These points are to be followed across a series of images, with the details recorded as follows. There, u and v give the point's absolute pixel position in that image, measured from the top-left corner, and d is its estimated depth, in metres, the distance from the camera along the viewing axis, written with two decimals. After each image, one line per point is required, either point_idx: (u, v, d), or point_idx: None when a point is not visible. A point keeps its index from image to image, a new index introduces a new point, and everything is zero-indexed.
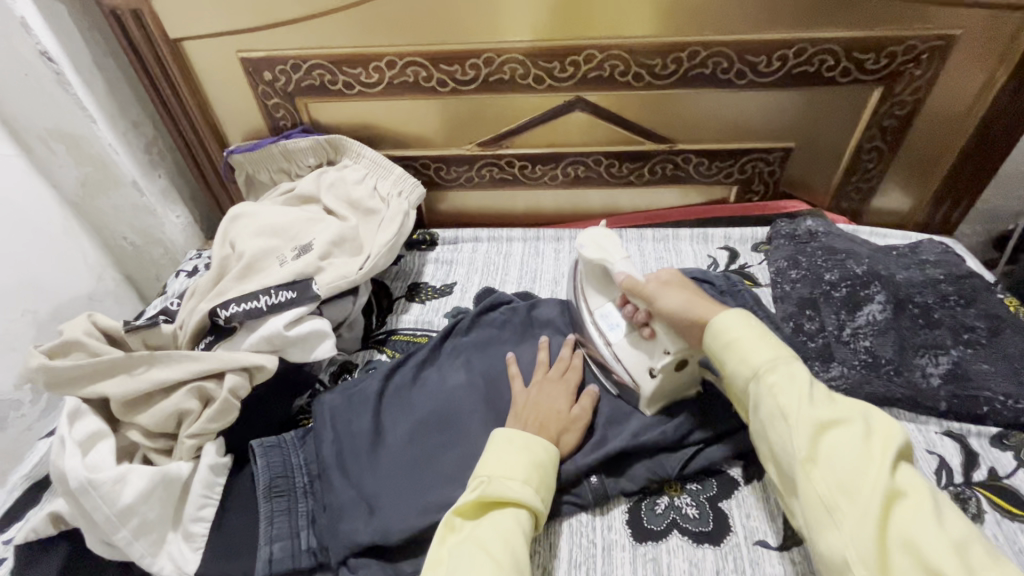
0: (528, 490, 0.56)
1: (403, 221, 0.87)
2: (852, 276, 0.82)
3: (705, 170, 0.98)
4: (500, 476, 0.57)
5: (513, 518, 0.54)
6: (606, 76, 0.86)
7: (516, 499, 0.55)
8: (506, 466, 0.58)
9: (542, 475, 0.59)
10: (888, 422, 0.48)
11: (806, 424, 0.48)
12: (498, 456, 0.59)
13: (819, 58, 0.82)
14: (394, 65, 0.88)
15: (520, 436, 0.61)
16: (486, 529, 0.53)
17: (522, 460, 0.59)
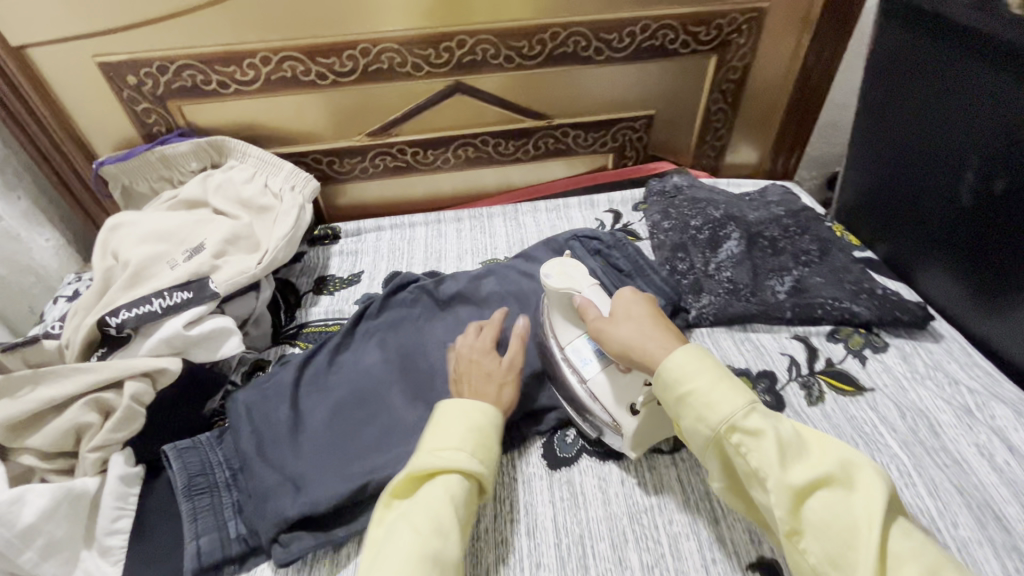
0: (463, 456, 0.55)
1: (299, 214, 0.88)
2: (712, 220, 0.95)
3: (583, 141, 1.07)
4: (433, 448, 0.56)
5: (445, 484, 0.54)
6: (480, 60, 0.92)
7: (448, 464, 0.54)
8: (444, 435, 0.57)
9: (483, 440, 0.58)
10: (875, 476, 0.45)
11: (747, 409, 0.50)
12: (437, 428, 0.58)
13: (662, 33, 0.93)
14: (269, 61, 0.88)
15: (463, 402, 0.60)
16: (413, 502, 0.53)
17: (460, 428, 0.58)
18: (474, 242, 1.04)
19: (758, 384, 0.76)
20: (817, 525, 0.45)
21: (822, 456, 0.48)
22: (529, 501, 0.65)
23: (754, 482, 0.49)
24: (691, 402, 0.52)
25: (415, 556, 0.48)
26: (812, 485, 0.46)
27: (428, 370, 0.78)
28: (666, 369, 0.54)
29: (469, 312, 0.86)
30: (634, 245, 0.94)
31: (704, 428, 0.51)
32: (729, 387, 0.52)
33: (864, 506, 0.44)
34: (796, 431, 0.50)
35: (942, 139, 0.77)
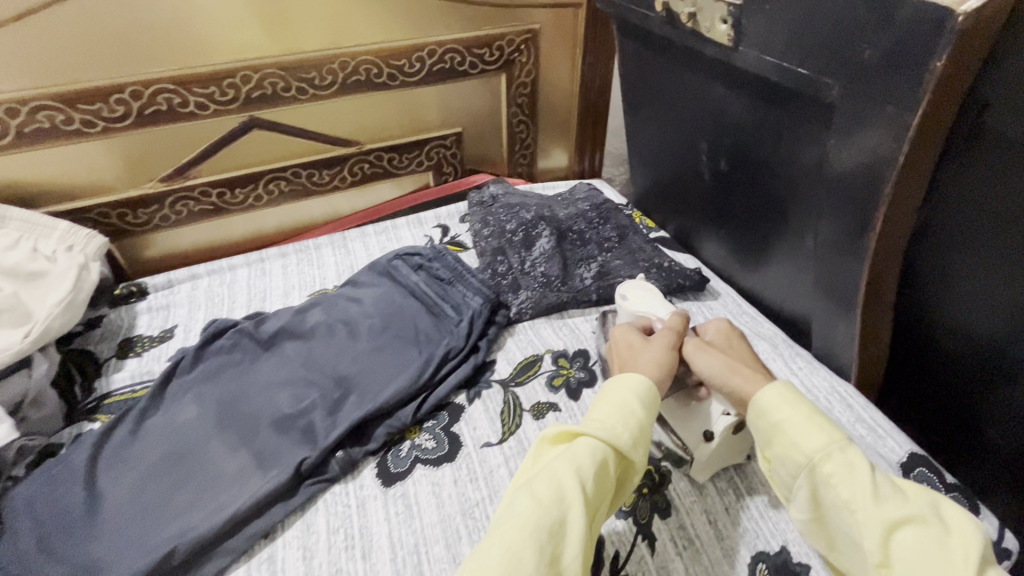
0: (607, 428, 0.54)
1: (81, 276, 0.81)
2: (525, 222, 1.03)
3: (399, 163, 1.10)
4: (592, 414, 0.56)
5: (585, 453, 0.52)
6: (270, 93, 0.92)
7: (589, 434, 0.54)
8: (606, 405, 0.57)
9: (639, 423, 0.55)
10: (965, 518, 0.46)
11: (841, 442, 0.51)
12: (603, 399, 0.58)
13: (449, 56, 1.01)
14: (18, 112, 0.80)
15: (630, 376, 0.59)
16: (547, 467, 0.52)
17: (618, 403, 0.57)
18: (301, 276, 1.01)
19: (574, 364, 0.84)
20: (908, 562, 0.44)
21: (919, 497, 0.48)
22: (364, 523, 0.65)
23: (844, 515, 0.49)
24: (784, 429, 0.53)
25: (525, 526, 0.47)
26: (904, 522, 0.46)
27: (251, 414, 0.75)
28: (758, 399, 0.56)
29: (295, 348, 0.84)
30: (454, 253, 1.00)
31: (795, 453, 0.52)
32: (819, 421, 0.53)
33: (959, 548, 0.44)
34: (889, 473, 0.50)
35: (682, 123, 0.91)
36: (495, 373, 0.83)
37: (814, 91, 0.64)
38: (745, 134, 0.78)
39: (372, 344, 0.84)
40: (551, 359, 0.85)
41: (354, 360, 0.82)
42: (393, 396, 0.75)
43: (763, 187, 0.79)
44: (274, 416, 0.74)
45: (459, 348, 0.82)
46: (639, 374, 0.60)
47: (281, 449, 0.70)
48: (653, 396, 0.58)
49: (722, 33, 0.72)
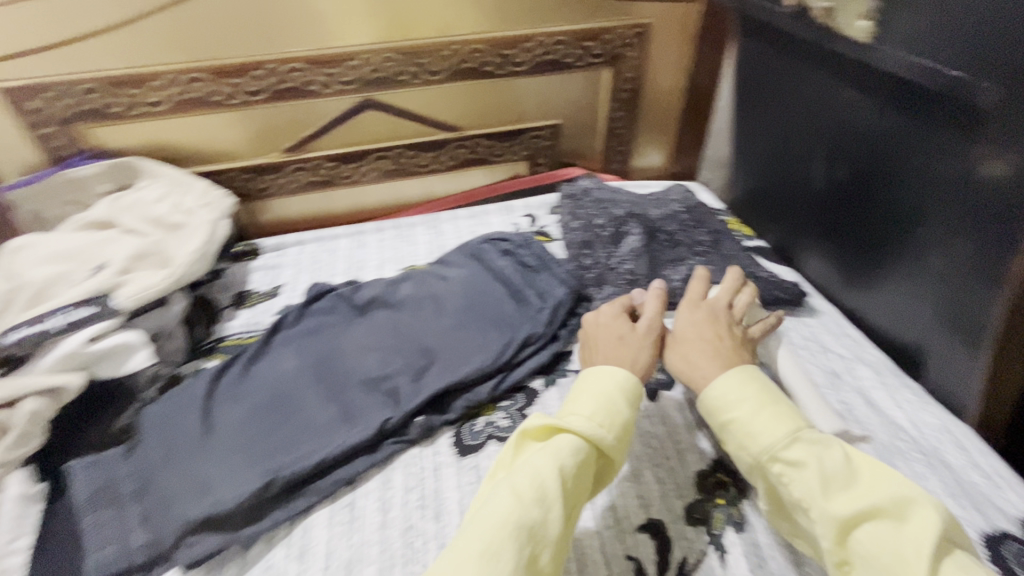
0: (590, 425, 0.55)
1: (213, 230, 0.90)
2: (615, 217, 1.02)
3: (496, 151, 1.13)
4: (571, 411, 0.57)
5: (566, 451, 0.53)
6: (387, 76, 0.97)
7: (571, 430, 0.54)
8: (585, 401, 0.57)
9: (620, 419, 0.57)
10: (920, 502, 0.46)
11: (790, 438, 0.51)
12: (580, 394, 0.59)
13: (558, 48, 1.01)
14: (176, 82, 0.90)
15: (607, 370, 0.60)
16: (527, 462, 0.52)
17: (599, 398, 0.57)
18: (394, 251, 1.07)
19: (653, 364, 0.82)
20: (866, 557, 0.45)
21: (872, 486, 0.48)
22: (437, 487, 0.68)
23: (800, 512, 0.50)
24: (733, 428, 0.54)
25: (506, 522, 0.47)
26: (860, 516, 0.46)
27: (343, 372, 0.80)
28: (709, 396, 0.57)
29: (384, 317, 0.89)
30: (541, 243, 1.01)
31: (744, 455, 0.54)
32: (769, 417, 0.53)
33: (911, 540, 0.44)
34: (844, 459, 0.50)
35: (791, 124, 0.88)
36: (573, 363, 0.83)
37: (961, 96, 0.59)
38: (870, 140, 0.73)
39: (456, 321, 0.87)
40: None
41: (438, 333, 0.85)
42: (473, 372, 0.78)
43: (881, 197, 0.74)
44: (362, 376, 0.79)
45: (539, 334, 0.83)
46: (618, 367, 0.61)
47: (367, 406, 0.75)
48: (634, 391, 0.60)
49: (863, 29, 0.69)
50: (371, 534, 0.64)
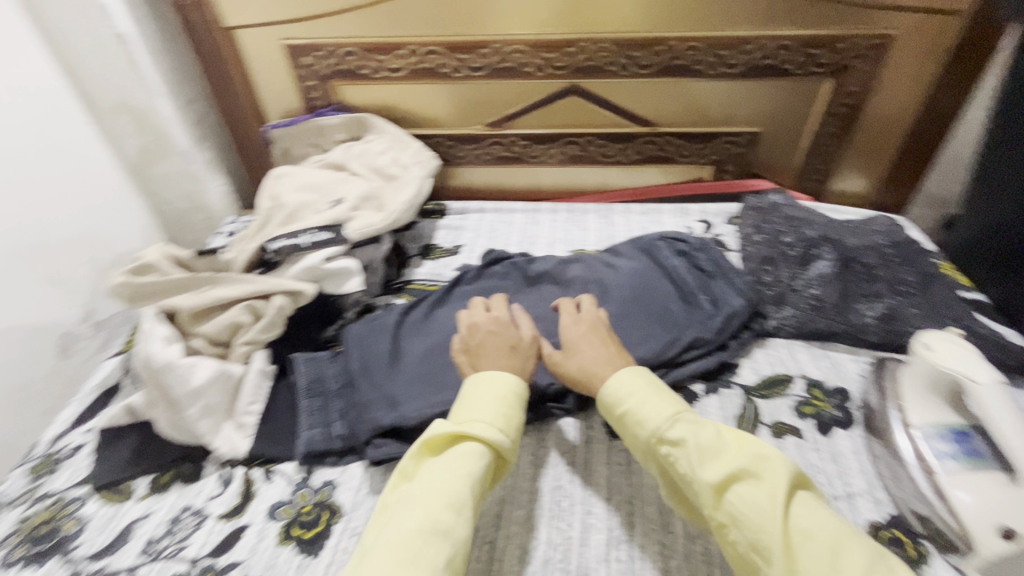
0: (490, 430, 0.57)
1: (422, 185, 1.01)
2: (807, 238, 0.95)
3: (684, 152, 1.12)
4: (468, 415, 0.58)
5: (470, 457, 0.55)
6: (598, 65, 1.01)
7: (475, 437, 0.56)
8: (480, 410, 0.59)
9: (511, 421, 0.59)
10: (780, 459, 0.52)
11: (671, 420, 0.57)
12: (472, 399, 0.60)
13: (779, 53, 0.97)
14: (416, 53, 1.02)
15: (498, 376, 0.62)
16: (437, 465, 0.54)
17: (497, 405, 0.60)
18: (565, 233, 1.11)
19: (829, 399, 0.77)
20: (736, 514, 0.50)
21: (739, 454, 0.53)
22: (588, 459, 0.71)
23: (689, 486, 0.55)
24: (630, 414, 0.60)
25: (425, 523, 0.49)
26: (728, 479, 0.51)
27: None
28: (605, 392, 0.63)
29: (552, 293, 0.94)
30: (719, 251, 0.97)
31: (638, 442, 0.59)
32: (658, 402, 0.60)
33: (770, 493, 0.49)
34: (711, 433, 0.55)
35: None
36: (737, 377, 0.81)
37: None
38: None
39: (622, 308, 0.87)
40: (803, 384, 0.79)
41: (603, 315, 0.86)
42: (636, 363, 0.78)
43: None
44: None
45: (707, 340, 0.82)
46: (511, 373, 0.64)
47: None
48: (518, 396, 0.62)
49: None
50: (524, 484, 0.69)
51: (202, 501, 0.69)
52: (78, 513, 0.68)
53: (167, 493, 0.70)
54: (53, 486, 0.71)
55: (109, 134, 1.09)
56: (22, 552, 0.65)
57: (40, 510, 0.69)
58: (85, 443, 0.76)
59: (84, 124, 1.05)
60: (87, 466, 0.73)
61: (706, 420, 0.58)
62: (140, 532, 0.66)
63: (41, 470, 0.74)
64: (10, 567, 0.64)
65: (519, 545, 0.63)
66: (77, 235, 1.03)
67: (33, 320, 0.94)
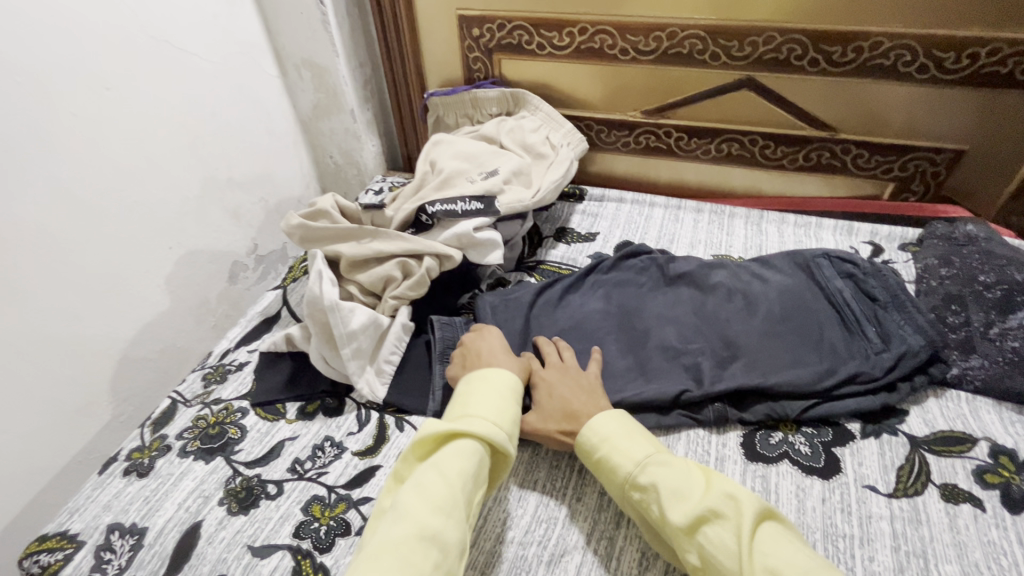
0: (492, 429, 0.59)
1: (569, 167, 1.00)
2: (1012, 281, 0.78)
3: (864, 162, 1.00)
4: (470, 415, 0.61)
5: (464, 455, 0.57)
6: (782, 59, 0.92)
7: (472, 435, 0.58)
8: (481, 408, 0.61)
9: (510, 417, 0.62)
10: (745, 495, 0.53)
11: (642, 464, 0.58)
12: (469, 402, 0.63)
13: (1014, 60, 0.82)
14: (585, 32, 1.00)
15: (493, 377, 0.66)
16: (431, 464, 0.56)
17: (498, 405, 0.62)
18: (709, 235, 1.04)
19: (1022, 472, 0.65)
20: (708, 558, 0.50)
21: (707, 495, 0.54)
22: None
23: (662, 530, 0.55)
24: (605, 454, 0.61)
25: (416, 527, 0.50)
26: (697, 521, 0.52)
27: (645, 330, 0.83)
28: (583, 432, 0.64)
29: (697, 292, 0.88)
30: (895, 276, 0.86)
31: (615, 487, 0.60)
32: (630, 443, 0.61)
33: (737, 531, 0.50)
34: (681, 475, 0.56)
35: None
36: (904, 425, 0.71)
37: None
38: None
39: (773, 325, 0.80)
40: (987, 449, 0.68)
41: (750, 327, 0.80)
42: (785, 387, 0.72)
43: None
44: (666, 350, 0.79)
45: (872, 377, 0.73)
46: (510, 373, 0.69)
47: (665, 372, 0.76)
48: (514, 393, 0.66)
49: None
50: None
51: (341, 435, 0.74)
52: (240, 422, 0.76)
53: (311, 421, 0.76)
54: (221, 395, 0.81)
55: (290, 89, 1.20)
56: (193, 447, 0.74)
57: (209, 414, 0.78)
58: (248, 362, 0.85)
59: (272, 77, 1.16)
60: (250, 382, 0.82)
61: (682, 461, 0.58)
62: (288, 452, 0.72)
63: (212, 378, 0.84)
64: (185, 458, 0.72)
65: (639, 549, 0.60)
66: (255, 176, 1.15)
67: (214, 246, 1.07)
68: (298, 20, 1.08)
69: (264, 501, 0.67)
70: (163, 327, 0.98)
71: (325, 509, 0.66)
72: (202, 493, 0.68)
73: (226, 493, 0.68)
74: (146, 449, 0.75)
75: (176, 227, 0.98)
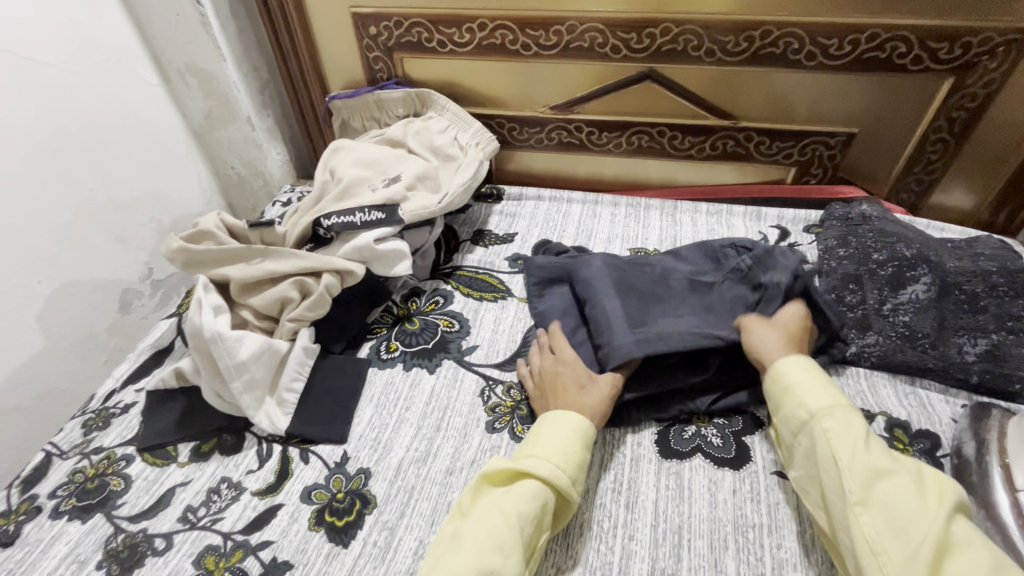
0: (553, 471, 0.57)
1: (478, 168, 0.97)
2: (900, 257, 0.81)
3: (766, 149, 1.03)
4: (535, 455, 0.58)
5: (529, 498, 0.55)
6: (680, 50, 0.92)
7: (536, 477, 0.56)
8: (548, 451, 0.59)
9: (576, 461, 0.59)
10: (945, 480, 0.53)
11: (844, 410, 0.58)
12: (538, 438, 0.61)
13: (891, 44, 0.85)
14: (485, 27, 0.97)
15: (563, 415, 0.63)
16: (499, 502, 0.55)
17: (566, 449, 0.59)
18: (625, 228, 1.03)
19: (914, 443, 0.68)
20: (886, 503, 0.51)
21: (904, 464, 0.54)
22: (634, 478, 0.66)
23: (827, 464, 0.55)
24: (793, 391, 0.62)
25: (480, 550, 0.51)
26: (886, 473, 0.53)
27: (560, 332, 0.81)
28: (775, 366, 0.65)
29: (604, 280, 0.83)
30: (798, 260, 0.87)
31: (800, 411, 0.60)
32: (828, 391, 0.61)
33: (935, 500, 0.50)
34: (870, 432, 0.57)
35: None
36: None
37: None
38: None
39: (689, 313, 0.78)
40: (884, 423, 0.70)
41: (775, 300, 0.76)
42: (694, 381, 0.71)
43: None
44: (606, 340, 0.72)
45: None
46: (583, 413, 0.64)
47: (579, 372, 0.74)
48: (579, 431, 0.62)
49: None
50: None
51: (240, 474, 0.68)
52: (124, 472, 0.69)
53: (207, 462, 0.70)
54: (103, 442, 0.73)
55: (177, 98, 1.11)
56: (68, 505, 0.66)
57: (88, 465, 0.70)
58: (134, 403, 0.78)
59: (154, 85, 1.07)
60: (136, 425, 0.75)
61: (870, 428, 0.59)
62: (179, 499, 0.66)
63: (93, 424, 0.76)
64: (58, 519, 0.65)
65: (555, 565, 0.59)
66: (143, 195, 1.06)
67: (97, 275, 0.97)
68: (176, 23, 0.99)
69: (150, 559, 0.61)
70: (39, 369, 0.88)
71: (220, 560, 0.60)
72: (78, 557, 0.61)
73: (106, 554, 0.61)
74: (11, 515, 0.66)
75: (46, 256, 0.88)
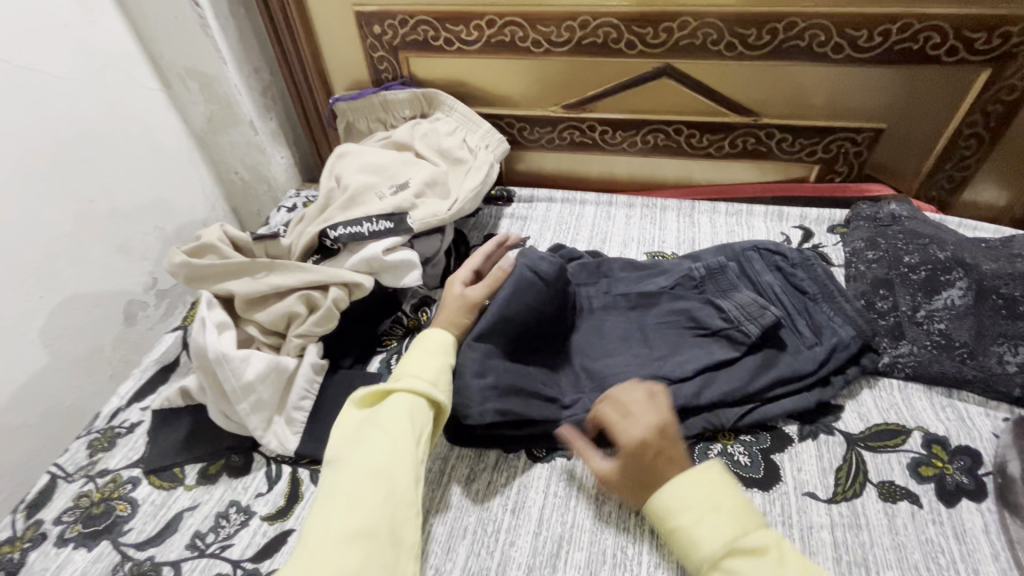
0: (418, 379, 0.63)
1: (488, 171, 0.93)
2: (934, 261, 0.77)
3: (789, 146, 0.98)
4: (407, 372, 0.64)
5: (396, 402, 0.61)
6: (698, 44, 0.88)
7: (401, 387, 0.62)
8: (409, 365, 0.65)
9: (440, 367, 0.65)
10: None
11: (731, 541, 0.50)
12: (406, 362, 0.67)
13: (925, 35, 0.80)
14: (493, 24, 0.93)
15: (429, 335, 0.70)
16: (373, 420, 0.60)
17: (429, 359, 0.66)
18: (641, 231, 1.00)
19: (954, 461, 0.65)
20: None
21: None
22: None
23: None
24: (677, 532, 0.53)
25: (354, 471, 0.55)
26: None
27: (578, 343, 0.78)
28: (652, 507, 0.56)
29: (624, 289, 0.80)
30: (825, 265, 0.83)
31: (689, 560, 0.52)
32: (713, 517, 0.52)
33: None
34: (767, 558, 0.48)
35: None
36: (841, 423, 0.69)
37: None
38: None
39: (713, 323, 0.74)
40: (920, 439, 0.67)
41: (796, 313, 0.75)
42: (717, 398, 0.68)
43: None
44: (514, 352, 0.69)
45: (806, 373, 0.70)
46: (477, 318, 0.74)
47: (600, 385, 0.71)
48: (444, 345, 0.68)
49: None
50: (584, 522, 0.62)
51: (249, 498, 0.66)
52: (130, 496, 0.67)
53: (215, 485, 0.68)
54: (109, 464, 0.71)
55: (178, 102, 1.08)
56: (74, 532, 0.64)
57: (94, 489, 0.68)
58: (140, 422, 0.76)
59: (154, 90, 1.04)
60: (142, 446, 0.73)
61: (771, 535, 0.50)
62: (187, 524, 0.64)
63: (99, 444, 0.74)
64: (64, 547, 0.63)
65: None
66: (147, 202, 1.03)
67: (100, 287, 0.95)
68: (176, 27, 0.96)
69: None
70: (45, 385, 0.87)
71: None
72: None
73: None
74: (16, 542, 0.64)
75: (46, 271, 0.86)
